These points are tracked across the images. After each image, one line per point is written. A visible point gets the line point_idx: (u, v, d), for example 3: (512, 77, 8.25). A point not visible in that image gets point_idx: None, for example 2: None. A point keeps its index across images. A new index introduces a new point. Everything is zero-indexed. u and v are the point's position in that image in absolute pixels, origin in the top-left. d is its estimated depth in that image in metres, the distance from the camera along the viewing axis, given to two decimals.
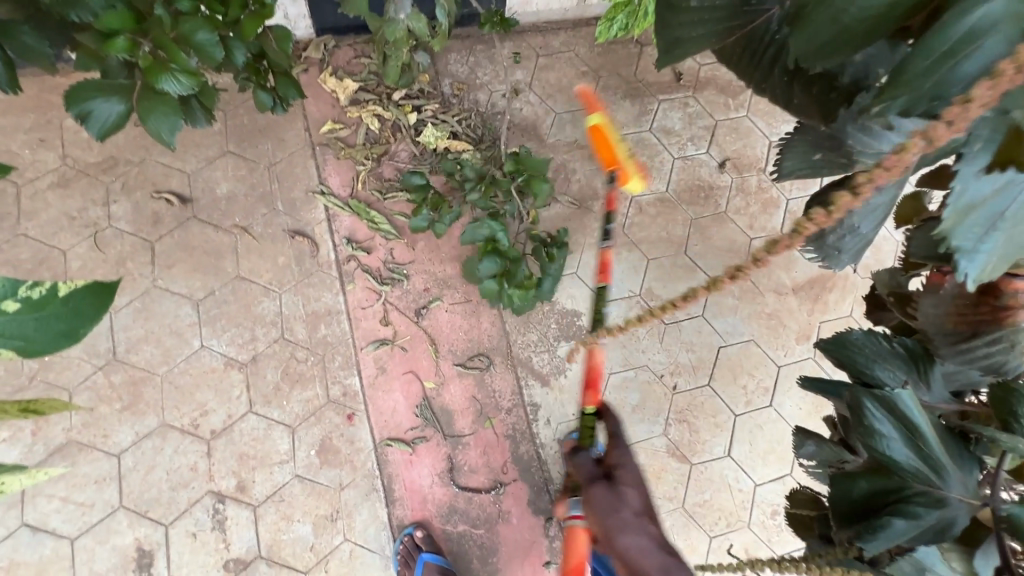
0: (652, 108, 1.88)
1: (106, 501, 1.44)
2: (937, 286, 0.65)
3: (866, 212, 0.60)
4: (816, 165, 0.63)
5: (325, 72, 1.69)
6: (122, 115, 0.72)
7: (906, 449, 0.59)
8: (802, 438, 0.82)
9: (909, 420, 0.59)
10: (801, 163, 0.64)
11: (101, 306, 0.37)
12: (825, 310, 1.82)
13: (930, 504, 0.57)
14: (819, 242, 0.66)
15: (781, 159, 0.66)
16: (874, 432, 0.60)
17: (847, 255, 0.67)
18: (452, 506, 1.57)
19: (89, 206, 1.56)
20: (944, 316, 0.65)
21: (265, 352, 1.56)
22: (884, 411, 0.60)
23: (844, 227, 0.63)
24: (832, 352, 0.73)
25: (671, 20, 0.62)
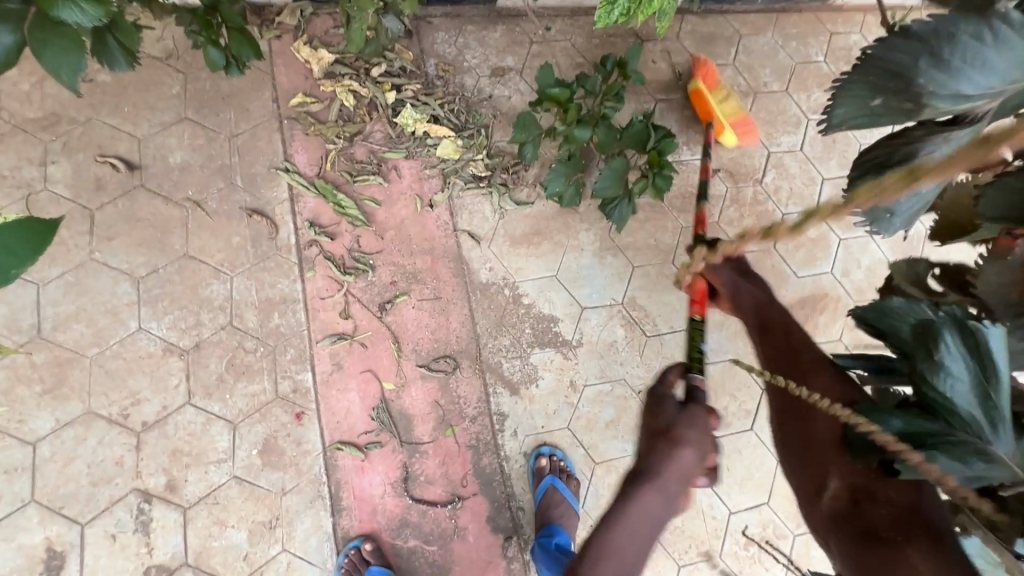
0: (648, 107, 1.78)
1: (16, 494, 1.29)
2: (1007, 250, 0.58)
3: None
4: (874, 113, 0.50)
5: (300, 40, 1.56)
6: (11, 50, 0.57)
7: (968, 393, 0.54)
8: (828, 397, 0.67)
9: (984, 360, 0.53)
10: (859, 111, 0.50)
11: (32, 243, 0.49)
12: (814, 333, 1.74)
13: (975, 453, 0.52)
14: (871, 204, 0.55)
15: (830, 107, 0.52)
16: (941, 367, 0.54)
17: (901, 218, 0.57)
18: (404, 519, 1.45)
19: (24, 165, 1.41)
20: (1009, 285, 0.58)
21: (210, 340, 1.42)
22: (963, 347, 0.54)
23: (903, 187, 0.53)
24: (874, 318, 0.65)
25: None
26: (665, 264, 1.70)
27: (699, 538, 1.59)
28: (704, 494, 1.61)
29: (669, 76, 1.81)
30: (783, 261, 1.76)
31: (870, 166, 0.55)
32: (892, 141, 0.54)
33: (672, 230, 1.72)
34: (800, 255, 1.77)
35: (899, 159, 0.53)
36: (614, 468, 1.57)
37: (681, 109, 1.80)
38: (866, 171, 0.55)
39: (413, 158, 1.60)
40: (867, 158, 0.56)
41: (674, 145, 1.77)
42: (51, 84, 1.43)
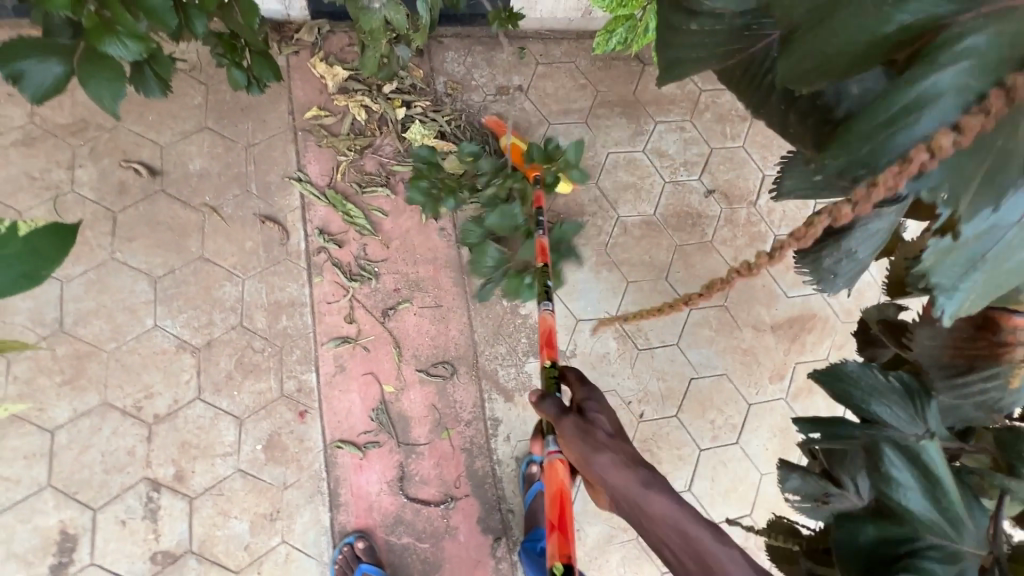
0: (647, 129, 1.85)
1: (34, 478, 1.37)
2: (931, 318, 0.62)
3: (863, 236, 0.58)
4: (817, 187, 0.57)
5: (317, 57, 1.64)
6: (60, 78, 0.65)
7: (922, 500, 0.58)
8: (786, 469, 0.72)
9: (930, 471, 0.58)
10: (802, 184, 0.58)
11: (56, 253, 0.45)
12: (801, 352, 1.79)
13: (943, 559, 0.55)
14: (815, 263, 0.63)
15: (781, 179, 0.60)
16: (890, 479, 0.58)
17: (842, 280, 0.63)
18: (398, 517, 1.51)
19: (53, 168, 1.50)
20: (941, 348, 0.62)
21: (221, 338, 1.50)
22: (904, 458, 0.58)
23: (840, 250, 0.60)
24: (827, 384, 0.67)
25: (670, 37, 0.53)
26: (658, 280, 1.77)
27: None
28: None
29: (669, 99, 1.88)
30: (773, 281, 1.82)
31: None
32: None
33: (666, 248, 1.79)
34: (790, 276, 1.83)
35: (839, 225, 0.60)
36: None
37: (679, 131, 1.87)
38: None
39: None
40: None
41: (672, 166, 1.84)
42: (82, 93, 1.52)
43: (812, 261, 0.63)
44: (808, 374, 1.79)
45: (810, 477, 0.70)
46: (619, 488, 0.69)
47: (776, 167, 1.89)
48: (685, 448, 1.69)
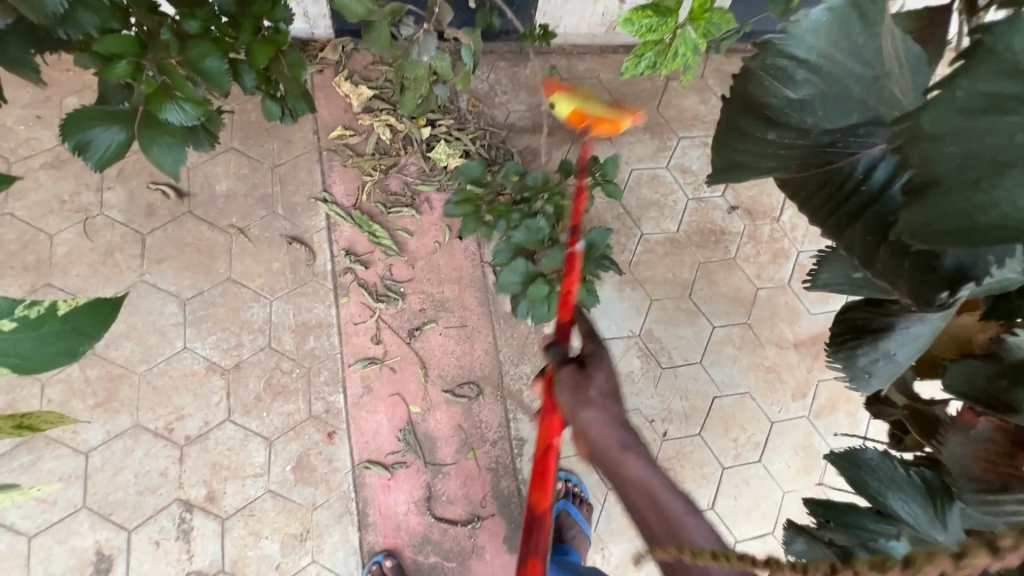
0: (670, 145, 1.84)
1: (69, 500, 1.39)
2: (969, 424, 0.60)
3: (903, 339, 0.57)
4: (855, 281, 0.61)
5: (341, 76, 1.64)
6: (123, 144, 0.65)
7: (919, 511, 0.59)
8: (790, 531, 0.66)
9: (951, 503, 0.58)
10: (840, 278, 0.62)
11: (100, 324, 0.49)
12: (824, 369, 1.79)
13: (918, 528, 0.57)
14: (847, 361, 0.63)
15: (817, 268, 0.64)
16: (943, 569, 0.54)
17: (877, 378, 0.62)
18: (425, 537, 1.52)
19: (82, 190, 1.51)
20: (972, 459, 0.59)
21: (249, 360, 1.51)
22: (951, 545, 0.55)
23: (877, 349, 0.60)
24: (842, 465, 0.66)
25: (737, 142, 0.56)
26: (681, 298, 1.76)
27: None
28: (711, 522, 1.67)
29: (692, 114, 1.87)
30: (796, 298, 1.82)
31: (850, 328, 0.63)
32: (873, 309, 0.61)
33: (690, 266, 1.78)
34: (813, 293, 1.82)
35: (877, 326, 0.59)
36: None
37: (703, 146, 1.85)
38: (847, 330, 0.63)
39: (443, 191, 1.67)
40: (850, 316, 0.64)
41: (695, 182, 1.83)
42: None
43: (846, 360, 0.63)
44: (831, 393, 1.78)
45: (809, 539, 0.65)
46: (598, 444, 0.74)
47: None
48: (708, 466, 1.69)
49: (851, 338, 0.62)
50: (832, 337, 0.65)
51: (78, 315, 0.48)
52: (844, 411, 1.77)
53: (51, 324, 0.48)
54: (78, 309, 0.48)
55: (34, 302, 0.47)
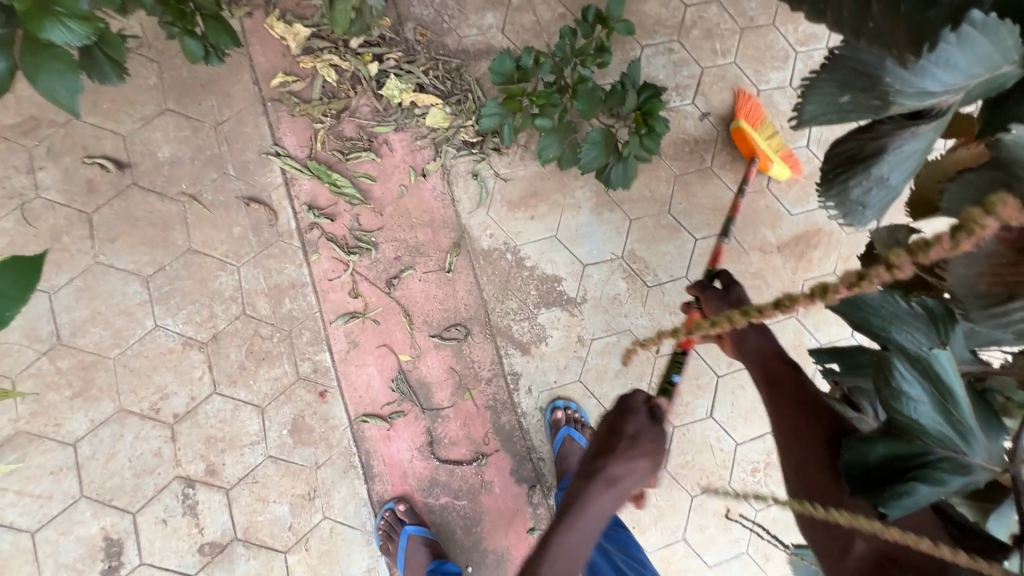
0: (634, 55, 1.74)
1: (66, 492, 1.36)
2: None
3: (897, 159, 0.52)
4: (845, 110, 0.51)
5: (273, 16, 1.50)
6: (3, 74, 0.61)
7: (933, 414, 0.54)
8: None
9: (943, 383, 0.54)
10: (826, 108, 0.52)
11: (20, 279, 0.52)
12: (809, 268, 1.78)
13: (954, 470, 0.54)
14: (841, 196, 0.57)
15: (802, 104, 0.54)
16: (900, 393, 0.55)
17: (872, 211, 0.56)
18: (432, 479, 1.54)
19: (12, 173, 1.39)
20: (976, 277, 0.53)
21: (226, 331, 1.46)
22: (916, 373, 0.54)
23: (870, 178, 0.54)
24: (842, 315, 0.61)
25: None
26: (661, 214, 1.72)
27: (709, 470, 1.69)
28: (711, 429, 1.70)
29: (654, 18, 1.76)
30: (776, 200, 1.79)
31: (842, 160, 0.56)
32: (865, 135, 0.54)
33: (666, 180, 1.73)
34: (793, 193, 1.79)
35: (869, 152, 0.53)
36: None
37: (668, 53, 1.76)
38: (838, 164, 0.57)
39: (402, 130, 1.58)
40: (842, 149, 0.56)
41: (663, 92, 1.76)
42: (24, 87, 1.39)
43: (837, 194, 0.57)
44: None
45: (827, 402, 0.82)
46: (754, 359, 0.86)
47: (770, 80, 1.81)
48: (704, 376, 1.71)
49: (842, 172, 0.56)
50: (821, 176, 0.58)
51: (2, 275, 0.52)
52: None
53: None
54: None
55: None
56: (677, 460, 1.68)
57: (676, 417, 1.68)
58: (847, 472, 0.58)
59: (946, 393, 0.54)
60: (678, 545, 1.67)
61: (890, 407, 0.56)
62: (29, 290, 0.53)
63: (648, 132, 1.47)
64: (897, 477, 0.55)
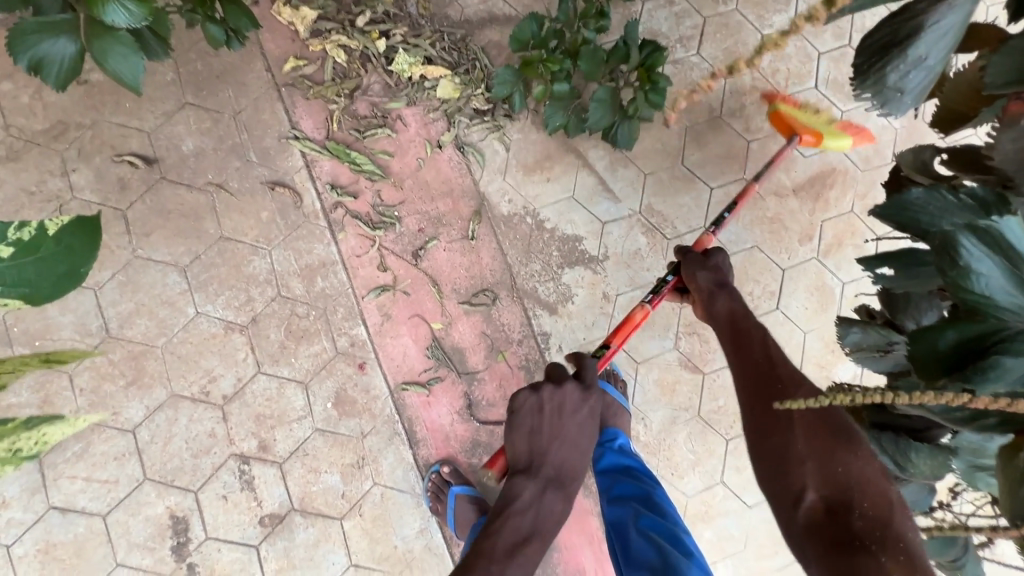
0: (635, 10, 1.75)
1: (130, 475, 1.43)
2: (1018, 117, 0.54)
3: (935, 36, 0.49)
4: None
5: (278, 2, 1.53)
6: (76, 56, 0.69)
7: (1007, 285, 0.51)
8: (848, 327, 0.87)
9: (1013, 249, 0.50)
10: None
11: (92, 244, 0.49)
12: (827, 209, 1.79)
13: None
14: (878, 85, 0.53)
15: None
16: (969, 272, 0.52)
17: (911, 95, 0.53)
18: (474, 441, 1.59)
19: (47, 178, 1.45)
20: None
21: (265, 312, 1.51)
22: (983, 247, 0.51)
23: (907, 60, 0.51)
24: (890, 218, 0.62)
25: None
26: (675, 166, 1.74)
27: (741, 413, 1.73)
28: None
29: None
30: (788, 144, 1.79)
31: (874, 49, 0.53)
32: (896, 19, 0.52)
33: (677, 132, 1.75)
34: None
35: (905, 34, 0.50)
36: (655, 364, 1.70)
37: (669, 5, 1.77)
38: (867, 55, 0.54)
39: (414, 104, 1.61)
40: (869, 40, 0.53)
41: (667, 45, 1.76)
42: (50, 92, 1.44)
43: (875, 83, 0.53)
44: (836, 230, 1.79)
45: (872, 330, 0.86)
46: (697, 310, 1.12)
47: (773, 24, 1.80)
48: None
49: (877, 59, 0.53)
50: (853, 70, 0.54)
51: (72, 235, 0.48)
52: (851, 245, 1.79)
53: (47, 244, 0.48)
54: (67, 224, 0.49)
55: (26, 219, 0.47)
56: (711, 406, 1.71)
57: (706, 364, 1.72)
58: (920, 362, 0.57)
59: (1020, 261, 0.50)
60: (717, 488, 1.70)
61: (959, 289, 0.53)
62: (98, 247, 0.49)
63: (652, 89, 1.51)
64: (974, 357, 0.55)
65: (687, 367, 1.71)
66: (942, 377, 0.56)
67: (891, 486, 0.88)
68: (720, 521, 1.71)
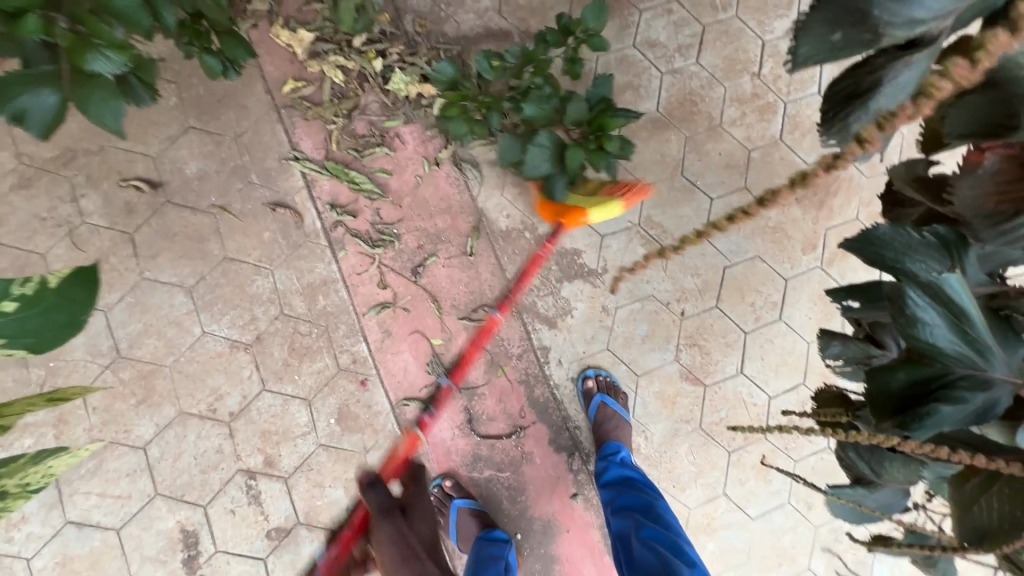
0: (633, 20, 1.74)
1: (142, 491, 1.48)
2: (975, 165, 0.53)
3: (894, 91, 0.49)
4: (836, 49, 0.49)
5: (277, 25, 1.55)
6: (57, 108, 0.65)
7: (949, 335, 0.54)
8: (828, 339, 0.85)
9: (954, 303, 0.53)
10: (819, 50, 0.50)
11: (88, 291, 0.59)
12: (830, 216, 1.77)
13: (975, 387, 0.54)
14: (842, 133, 0.52)
15: (795, 44, 0.51)
16: (915, 320, 0.54)
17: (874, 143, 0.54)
18: (475, 455, 1.61)
19: (58, 204, 1.49)
20: (983, 198, 0.53)
21: (269, 331, 1.54)
22: (928, 298, 0.54)
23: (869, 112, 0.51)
24: (858, 251, 0.61)
25: None
26: (674, 177, 1.73)
27: (743, 425, 1.72)
28: (743, 385, 1.72)
29: None
30: (790, 151, 1.77)
31: (840, 98, 0.52)
32: (859, 70, 0.51)
33: (677, 142, 1.73)
34: (807, 142, 1.77)
35: (866, 87, 0.50)
36: (656, 377, 1.70)
37: (668, 14, 1.75)
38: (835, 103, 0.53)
39: (412, 122, 1.62)
40: (836, 88, 0.53)
41: (666, 54, 1.75)
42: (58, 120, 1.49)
43: (838, 131, 0.53)
44: (841, 239, 1.77)
45: (851, 343, 0.84)
46: None
47: (774, 30, 1.78)
48: (731, 334, 1.72)
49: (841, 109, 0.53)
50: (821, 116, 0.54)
51: (68, 288, 0.58)
52: None
53: (51, 299, 0.58)
54: (68, 280, 0.58)
55: (32, 278, 0.57)
56: (712, 418, 1.71)
57: (707, 376, 1.71)
58: (872, 399, 0.57)
59: (964, 318, 0.53)
60: (719, 500, 1.70)
61: (908, 335, 0.55)
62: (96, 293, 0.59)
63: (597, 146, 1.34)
64: (919, 402, 0.55)
65: (688, 379, 1.71)
66: (887, 420, 0.56)
67: (865, 487, 0.85)
68: (721, 532, 1.71)
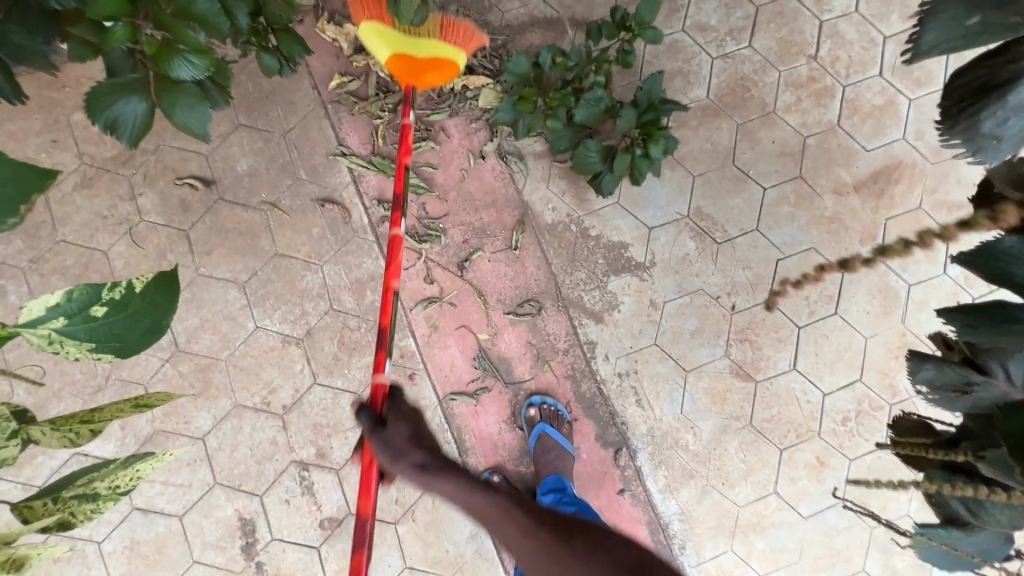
0: (682, 3, 1.67)
1: (202, 480, 1.53)
2: None
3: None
4: (974, 33, 0.51)
5: (322, 19, 1.55)
6: (146, 114, 0.71)
7: None
8: (921, 362, 0.82)
9: None
10: (952, 37, 0.51)
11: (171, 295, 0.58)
12: (892, 206, 1.68)
13: None
14: (971, 129, 0.54)
15: (918, 34, 0.53)
16: None
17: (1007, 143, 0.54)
18: (521, 449, 1.62)
19: (118, 203, 1.54)
20: None
21: (319, 325, 1.56)
22: None
23: (1004, 108, 0.52)
24: (973, 266, 0.60)
25: None
26: (725, 166, 1.67)
27: (797, 423, 1.67)
28: (796, 382, 1.67)
29: None
30: (849, 138, 1.68)
31: (966, 93, 0.54)
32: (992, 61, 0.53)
33: (727, 130, 1.67)
34: (867, 128, 1.68)
35: (1004, 79, 0.52)
36: (705, 373, 1.66)
37: None
38: (962, 100, 0.55)
39: (456, 115, 1.60)
40: (965, 81, 0.55)
41: (717, 39, 1.68)
42: None
43: (965, 129, 0.54)
44: (902, 228, 1.68)
45: (947, 368, 0.81)
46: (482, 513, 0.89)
47: (832, 9, 1.69)
48: (784, 329, 1.67)
49: (970, 103, 0.54)
50: (944, 112, 0.56)
51: (157, 287, 0.57)
52: (919, 244, 1.68)
53: (137, 301, 0.57)
54: (151, 282, 0.57)
55: (118, 282, 0.57)
56: (763, 415, 1.67)
57: (759, 372, 1.67)
58: None
59: None
60: (770, 499, 1.66)
61: None
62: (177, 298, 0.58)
63: (643, 153, 1.43)
64: None
65: (738, 375, 1.66)
66: None
67: (960, 529, 0.82)
68: (773, 532, 1.67)
